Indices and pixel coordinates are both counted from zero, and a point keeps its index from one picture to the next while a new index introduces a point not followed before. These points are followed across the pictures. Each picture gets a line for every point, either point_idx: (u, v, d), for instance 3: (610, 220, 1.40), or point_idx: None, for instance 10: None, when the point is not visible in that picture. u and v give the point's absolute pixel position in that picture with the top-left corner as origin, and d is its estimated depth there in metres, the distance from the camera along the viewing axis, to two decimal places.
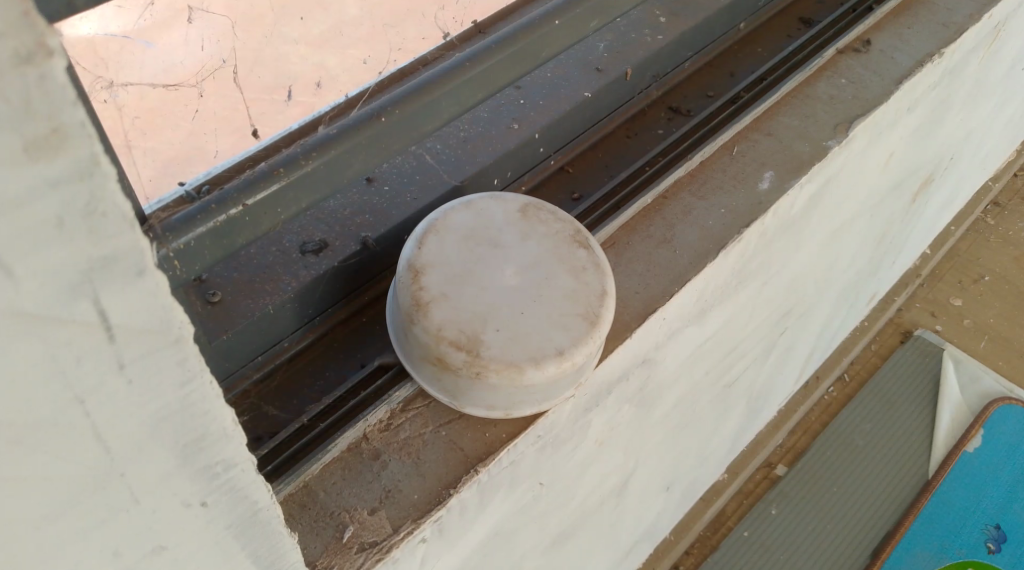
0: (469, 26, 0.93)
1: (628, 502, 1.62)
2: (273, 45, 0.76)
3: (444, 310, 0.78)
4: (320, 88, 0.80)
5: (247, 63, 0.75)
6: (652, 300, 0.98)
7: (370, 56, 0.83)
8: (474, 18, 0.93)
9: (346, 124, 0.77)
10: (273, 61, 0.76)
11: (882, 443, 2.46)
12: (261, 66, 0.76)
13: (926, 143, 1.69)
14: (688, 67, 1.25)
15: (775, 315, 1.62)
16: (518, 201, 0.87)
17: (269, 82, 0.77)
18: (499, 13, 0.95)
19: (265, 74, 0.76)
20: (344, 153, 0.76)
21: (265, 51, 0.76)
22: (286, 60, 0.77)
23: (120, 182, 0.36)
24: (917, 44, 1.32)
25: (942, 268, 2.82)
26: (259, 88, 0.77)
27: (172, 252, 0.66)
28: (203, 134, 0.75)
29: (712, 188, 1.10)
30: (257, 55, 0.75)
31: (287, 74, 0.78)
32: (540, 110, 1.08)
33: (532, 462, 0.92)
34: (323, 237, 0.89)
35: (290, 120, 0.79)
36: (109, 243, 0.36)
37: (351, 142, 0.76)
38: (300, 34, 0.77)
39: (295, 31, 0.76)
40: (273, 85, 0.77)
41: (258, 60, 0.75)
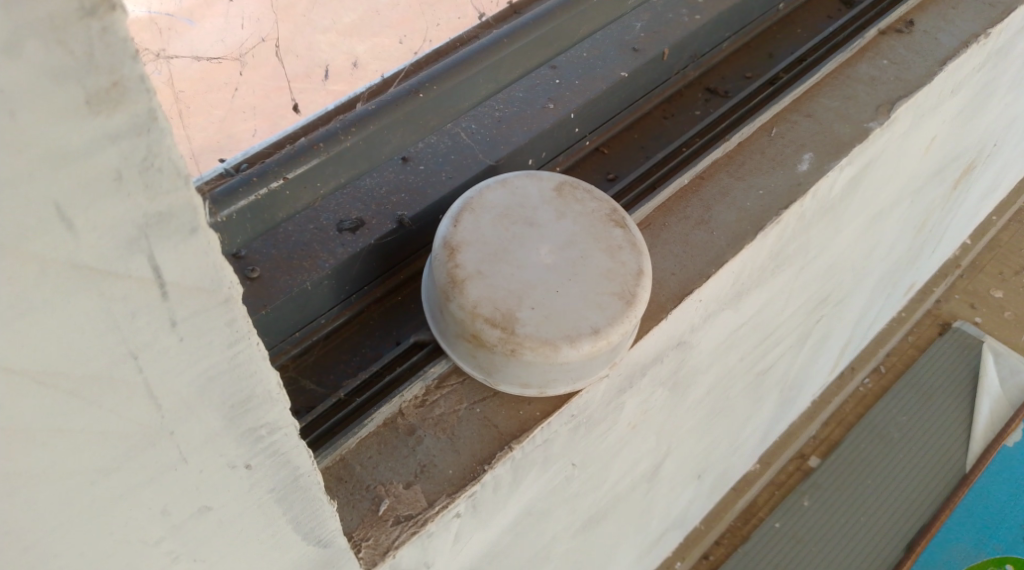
0: (505, 7, 0.92)
1: (660, 489, 1.62)
2: (304, 34, 0.73)
3: (479, 287, 0.79)
4: (356, 68, 0.78)
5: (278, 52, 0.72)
6: (689, 281, 0.98)
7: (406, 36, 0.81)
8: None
9: (385, 100, 0.77)
10: (304, 50, 0.74)
11: (918, 435, 2.42)
12: (293, 57, 0.73)
13: (970, 127, 1.66)
14: (726, 47, 1.23)
15: (811, 302, 1.60)
16: (553, 180, 0.87)
17: (299, 71, 0.74)
18: None
19: (299, 65, 0.74)
20: (381, 130, 0.77)
21: (298, 41, 0.73)
22: (317, 48, 0.74)
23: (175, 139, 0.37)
24: (962, 24, 1.29)
25: (982, 258, 2.77)
26: (298, 72, 0.74)
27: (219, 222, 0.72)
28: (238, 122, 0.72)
29: (750, 169, 1.09)
30: (291, 43, 0.73)
31: (318, 60, 0.75)
32: (576, 90, 1.08)
33: (565, 442, 0.92)
34: (360, 215, 0.89)
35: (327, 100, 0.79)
36: (165, 199, 0.37)
37: (389, 120, 0.77)
38: (333, 21, 0.74)
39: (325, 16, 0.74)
40: (304, 72, 0.75)
41: (290, 49, 0.73)
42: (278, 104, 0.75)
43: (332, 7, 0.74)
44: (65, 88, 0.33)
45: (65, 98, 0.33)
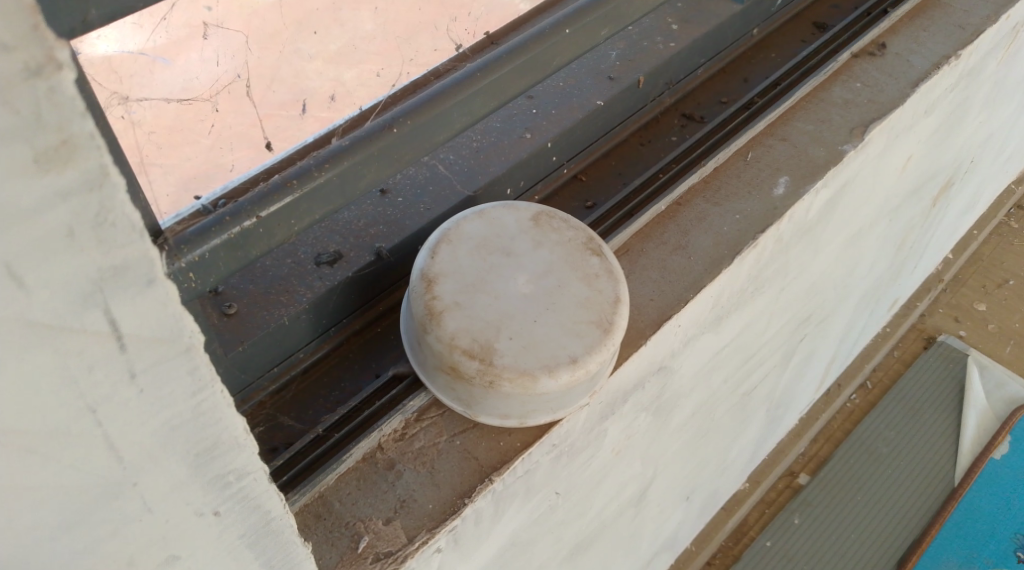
0: (482, 38, 0.94)
1: (647, 513, 1.62)
2: (291, 62, 0.76)
3: (457, 319, 0.78)
4: (335, 101, 0.80)
5: (266, 81, 0.75)
6: (666, 308, 0.98)
7: (384, 69, 0.83)
8: (487, 30, 0.94)
9: (358, 135, 0.74)
10: (294, 78, 0.77)
11: (906, 450, 2.43)
12: (281, 84, 0.76)
13: (946, 145, 1.67)
14: (700, 73, 1.25)
15: (792, 322, 1.61)
16: (530, 210, 0.87)
17: (287, 97, 0.77)
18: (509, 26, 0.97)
19: (285, 90, 0.77)
20: (355, 165, 0.73)
21: (284, 68, 0.76)
22: (305, 76, 0.77)
23: (128, 194, 0.37)
24: (933, 46, 1.31)
25: (964, 272, 2.79)
26: (275, 104, 0.77)
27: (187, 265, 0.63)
28: (222, 150, 0.74)
29: (727, 194, 1.10)
30: (275, 72, 0.75)
31: (306, 89, 0.78)
32: (552, 119, 1.09)
33: (547, 471, 0.91)
34: (337, 248, 0.89)
35: (306, 134, 0.80)
36: (119, 253, 0.37)
37: (364, 154, 0.74)
38: (318, 50, 0.77)
39: (311, 47, 0.76)
40: (291, 100, 0.77)
41: (276, 78, 0.75)
42: (265, 133, 0.77)
43: (318, 37, 0.76)
44: (10, 147, 0.33)
45: (12, 157, 0.33)
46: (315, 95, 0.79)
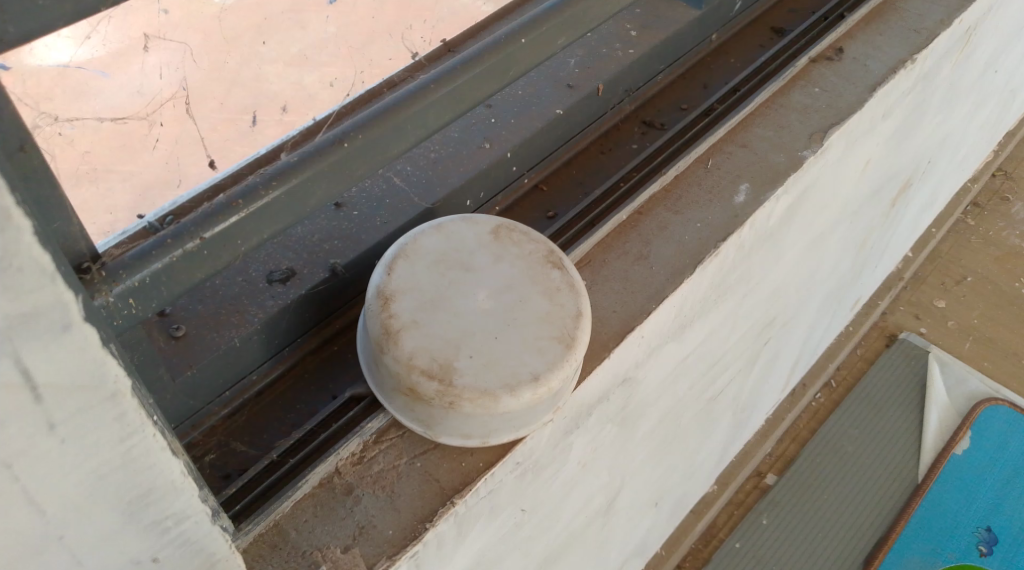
0: (438, 45, 0.91)
1: (616, 522, 1.61)
2: (251, 65, 0.75)
3: (415, 338, 0.76)
4: (286, 112, 0.78)
5: (225, 86, 0.74)
6: (629, 319, 0.97)
7: (337, 78, 0.82)
8: (444, 37, 0.91)
9: (307, 150, 0.72)
10: (253, 82, 0.76)
11: (871, 449, 2.44)
12: (241, 89, 0.75)
13: (904, 146, 1.68)
14: (660, 79, 1.24)
15: (757, 326, 1.61)
16: (489, 223, 0.85)
17: (250, 101, 0.76)
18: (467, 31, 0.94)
19: (244, 94, 0.75)
20: (306, 182, 0.71)
21: (245, 71, 0.75)
22: (265, 79, 0.77)
23: (35, 238, 0.40)
24: (889, 50, 1.32)
25: (925, 270, 2.81)
26: (223, 118, 0.75)
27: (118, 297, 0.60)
28: (186, 155, 0.74)
29: (688, 202, 1.09)
30: (236, 77, 0.75)
31: (268, 93, 0.77)
32: (511, 128, 1.07)
33: (512, 489, 0.89)
34: (290, 264, 0.86)
35: (260, 146, 0.77)
36: (29, 298, 0.40)
37: (315, 169, 0.71)
38: (278, 54, 0.77)
39: (270, 51, 0.76)
40: (257, 103, 0.77)
41: (236, 83, 0.75)
42: (230, 138, 0.76)
43: (280, 37, 0.76)
44: None
45: None
46: (264, 106, 0.77)
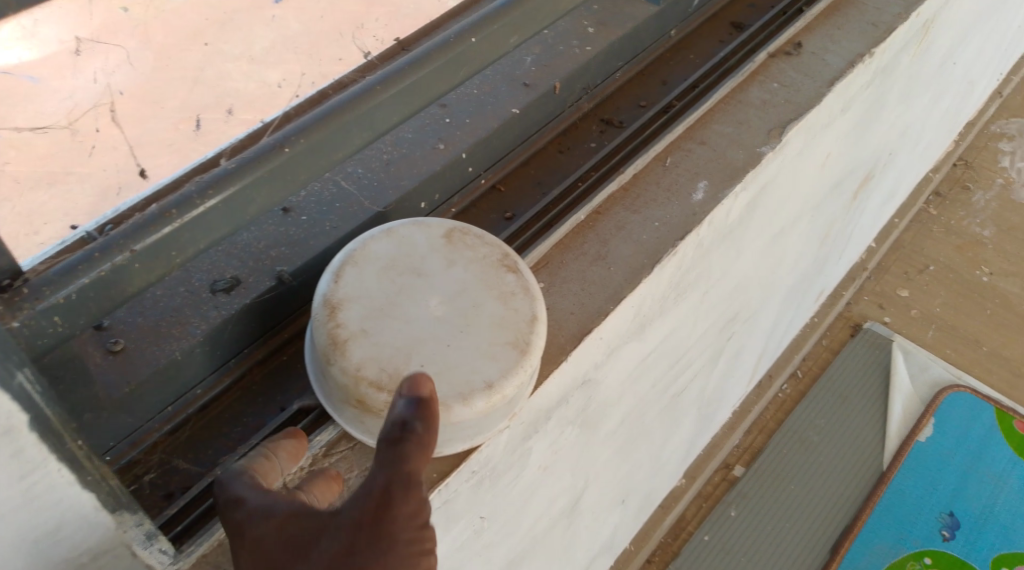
0: (392, 44, 0.89)
1: (581, 522, 1.59)
2: (214, 62, 0.75)
3: (363, 348, 0.74)
4: (232, 114, 0.77)
5: (186, 84, 0.74)
6: (587, 320, 0.96)
7: (285, 78, 0.80)
8: (398, 35, 0.89)
9: (246, 157, 0.69)
10: (215, 80, 0.76)
11: (836, 438, 2.41)
12: (204, 87, 0.75)
13: (864, 139, 1.68)
14: (619, 76, 1.22)
15: (719, 322, 1.60)
16: (442, 227, 0.83)
17: (204, 102, 0.76)
18: (422, 30, 0.92)
19: (207, 92, 0.75)
20: (244, 189, 0.68)
21: (207, 68, 0.75)
22: (227, 78, 0.76)
23: None
24: (848, 44, 1.31)
25: (887, 259, 2.82)
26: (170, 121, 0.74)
27: (47, 309, 0.59)
28: (145, 155, 0.74)
29: (645, 201, 1.08)
30: (197, 74, 0.75)
31: (228, 91, 0.77)
32: (466, 128, 1.04)
33: (469, 498, 0.88)
34: (235, 273, 0.83)
35: (206, 149, 0.76)
36: None
37: (253, 177, 0.68)
38: (241, 50, 0.77)
39: (234, 47, 0.76)
40: (209, 104, 0.76)
41: (199, 80, 0.75)
42: (183, 139, 0.76)
43: (240, 35, 0.76)
44: None
45: None
46: (212, 108, 0.76)
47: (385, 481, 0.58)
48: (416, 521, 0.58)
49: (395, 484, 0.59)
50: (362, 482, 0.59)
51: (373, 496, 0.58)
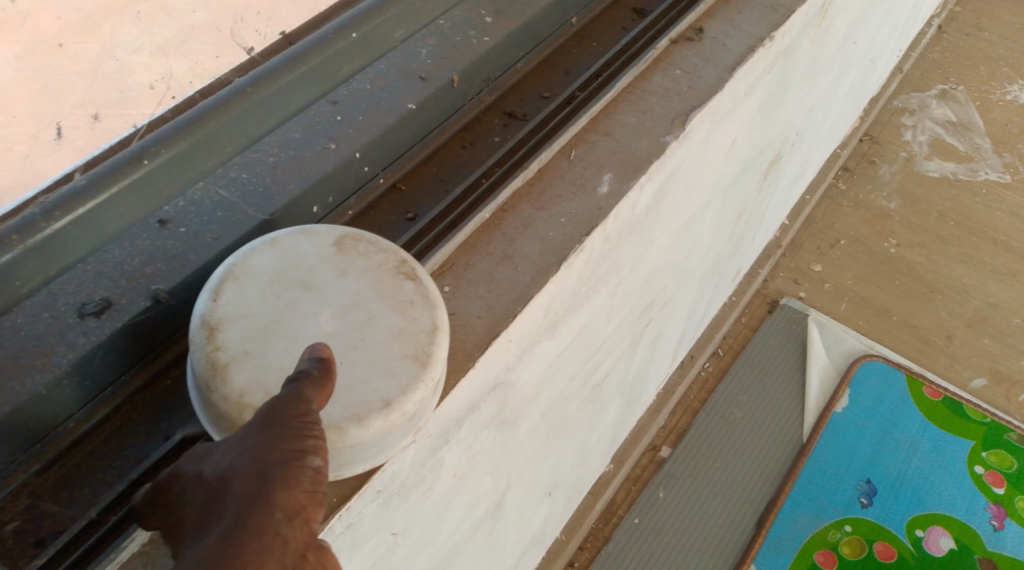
0: (279, 39, 0.83)
1: (506, 521, 1.57)
2: (113, 56, 0.71)
3: (245, 372, 0.70)
4: (98, 120, 0.72)
5: (84, 79, 0.70)
6: (494, 324, 0.93)
7: (157, 80, 0.75)
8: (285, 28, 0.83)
9: (97, 173, 0.68)
10: (116, 74, 0.72)
11: (759, 413, 2.41)
12: (103, 81, 0.71)
13: (770, 121, 1.68)
14: (521, 67, 1.18)
15: (635, 311, 1.59)
16: (332, 234, 0.78)
17: (68, 107, 0.70)
18: (312, 21, 0.85)
19: (106, 87, 0.71)
20: (97, 209, 0.68)
21: (105, 63, 0.71)
22: (129, 71, 0.72)
23: None
24: (748, 28, 1.30)
25: (801, 235, 2.85)
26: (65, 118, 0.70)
27: None
28: (41, 155, 0.70)
29: (551, 196, 1.05)
30: (97, 69, 0.71)
31: (132, 86, 0.73)
32: (359, 126, 0.98)
33: (377, 517, 0.84)
34: (106, 294, 0.78)
35: (71, 161, 0.71)
36: None
37: (105, 195, 0.69)
38: (144, 41, 0.73)
39: (134, 38, 0.72)
40: (71, 110, 0.70)
41: (98, 75, 0.71)
42: (38, 149, 0.70)
43: (141, 26, 0.72)
44: None
45: None
46: (74, 114, 0.71)
47: (250, 462, 0.63)
48: (305, 427, 0.65)
49: (259, 463, 0.63)
50: (230, 462, 0.64)
51: (241, 476, 0.63)
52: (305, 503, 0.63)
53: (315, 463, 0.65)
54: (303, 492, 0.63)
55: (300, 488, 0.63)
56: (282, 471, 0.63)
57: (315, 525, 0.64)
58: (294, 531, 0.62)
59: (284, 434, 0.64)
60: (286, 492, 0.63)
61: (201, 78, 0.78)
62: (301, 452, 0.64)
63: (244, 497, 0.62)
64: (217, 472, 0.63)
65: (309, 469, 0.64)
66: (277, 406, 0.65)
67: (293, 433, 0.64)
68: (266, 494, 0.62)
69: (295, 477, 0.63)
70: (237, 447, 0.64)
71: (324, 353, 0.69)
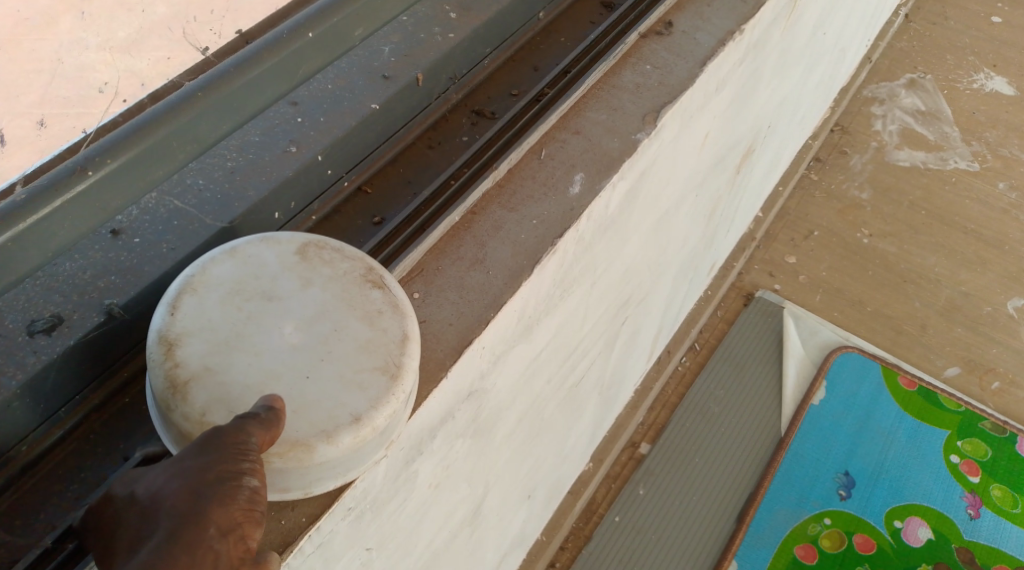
0: (233, 37, 0.80)
1: (485, 526, 1.54)
2: (73, 55, 0.67)
3: (207, 390, 0.66)
4: (44, 126, 0.68)
5: (43, 78, 0.67)
6: (466, 331, 0.90)
7: (106, 81, 0.70)
8: (239, 26, 0.80)
9: (39, 185, 0.65)
10: (77, 73, 0.68)
11: (737, 407, 2.39)
12: (63, 80, 0.67)
13: (742, 115, 1.67)
14: (488, 64, 1.15)
15: (611, 310, 1.57)
16: (295, 242, 0.75)
17: (20, 108, 0.66)
18: (270, 19, 0.83)
19: (66, 86, 0.68)
20: (40, 224, 0.65)
21: (67, 63, 0.67)
22: (91, 70, 0.69)
23: None
24: (718, 21, 1.28)
25: (775, 228, 2.84)
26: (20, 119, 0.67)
27: None
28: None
29: (522, 197, 1.03)
30: (55, 67, 0.67)
31: (93, 82, 0.70)
32: (321, 128, 0.95)
33: (349, 534, 0.81)
34: (56, 310, 0.75)
35: (12, 172, 0.67)
36: None
37: (48, 209, 0.65)
38: (102, 39, 0.69)
39: (91, 36, 0.68)
40: (22, 111, 0.67)
41: (58, 74, 0.67)
42: None
43: (100, 24, 0.68)
44: None
45: None
46: (22, 117, 0.67)
47: (180, 485, 0.60)
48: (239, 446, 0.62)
49: (190, 484, 0.60)
50: (159, 486, 0.61)
51: (172, 498, 0.60)
52: (241, 520, 0.61)
53: (252, 483, 0.62)
54: (239, 509, 0.61)
55: (236, 506, 0.61)
56: (217, 491, 0.60)
57: (252, 543, 0.61)
58: (229, 547, 0.60)
59: (216, 456, 0.61)
60: (221, 508, 0.60)
61: (154, 79, 0.74)
62: (236, 471, 0.61)
63: (174, 515, 0.59)
64: (150, 491, 0.61)
65: (245, 488, 0.61)
66: (212, 431, 0.63)
67: (227, 453, 0.62)
68: (199, 511, 0.59)
69: (231, 495, 0.61)
70: (171, 469, 0.61)
71: (275, 404, 0.66)
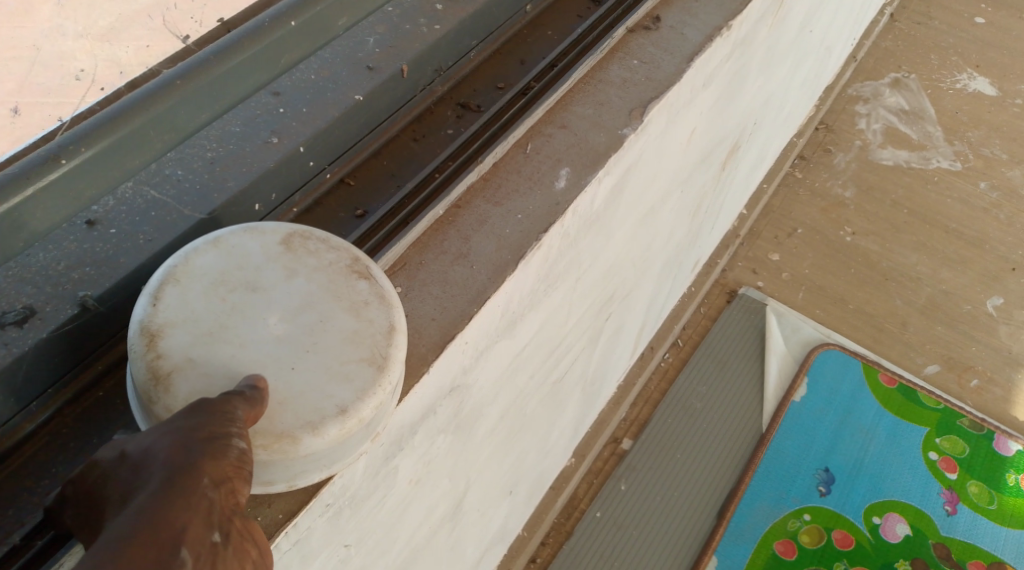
0: (215, 26, 0.78)
1: (466, 522, 1.53)
2: (55, 42, 0.66)
3: (190, 382, 0.65)
4: (18, 114, 0.67)
5: (24, 65, 0.65)
6: (449, 326, 0.89)
7: (84, 69, 0.69)
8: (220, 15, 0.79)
9: (10, 173, 0.63)
10: (56, 61, 0.67)
11: (719, 403, 2.39)
12: (43, 68, 0.66)
13: (728, 111, 1.66)
14: (473, 57, 1.13)
15: (594, 306, 1.56)
16: (279, 232, 0.73)
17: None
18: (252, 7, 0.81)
19: (46, 74, 0.67)
20: (10, 213, 0.64)
21: (50, 51, 0.66)
22: (70, 58, 0.68)
23: None
24: (705, 17, 1.28)
25: (759, 225, 2.84)
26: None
27: None
28: None
29: (507, 191, 1.02)
30: (35, 55, 0.66)
31: (74, 69, 0.69)
32: (303, 118, 0.93)
33: (328, 530, 0.80)
34: (29, 301, 0.73)
35: None
36: None
37: (19, 199, 0.64)
38: (85, 27, 0.68)
39: (76, 26, 0.67)
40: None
41: (38, 61, 0.66)
42: None
43: (83, 12, 0.68)
44: None
45: None
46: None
47: (171, 442, 0.58)
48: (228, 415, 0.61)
49: (180, 441, 0.58)
50: (147, 446, 0.58)
51: (162, 454, 0.58)
52: (232, 474, 0.59)
53: (240, 446, 0.61)
54: (229, 464, 0.59)
55: (226, 462, 0.59)
56: (207, 446, 0.59)
57: (241, 499, 0.59)
58: (220, 498, 0.57)
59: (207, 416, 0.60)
60: (213, 462, 0.58)
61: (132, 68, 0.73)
62: (225, 432, 0.60)
63: (167, 466, 0.57)
64: (139, 449, 0.58)
65: (235, 448, 0.60)
66: (202, 399, 0.62)
67: (216, 416, 0.61)
68: (191, 462, 0.57)
69: (222, 451, 0.59)
70: (161, 429, 0.59)
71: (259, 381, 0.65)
